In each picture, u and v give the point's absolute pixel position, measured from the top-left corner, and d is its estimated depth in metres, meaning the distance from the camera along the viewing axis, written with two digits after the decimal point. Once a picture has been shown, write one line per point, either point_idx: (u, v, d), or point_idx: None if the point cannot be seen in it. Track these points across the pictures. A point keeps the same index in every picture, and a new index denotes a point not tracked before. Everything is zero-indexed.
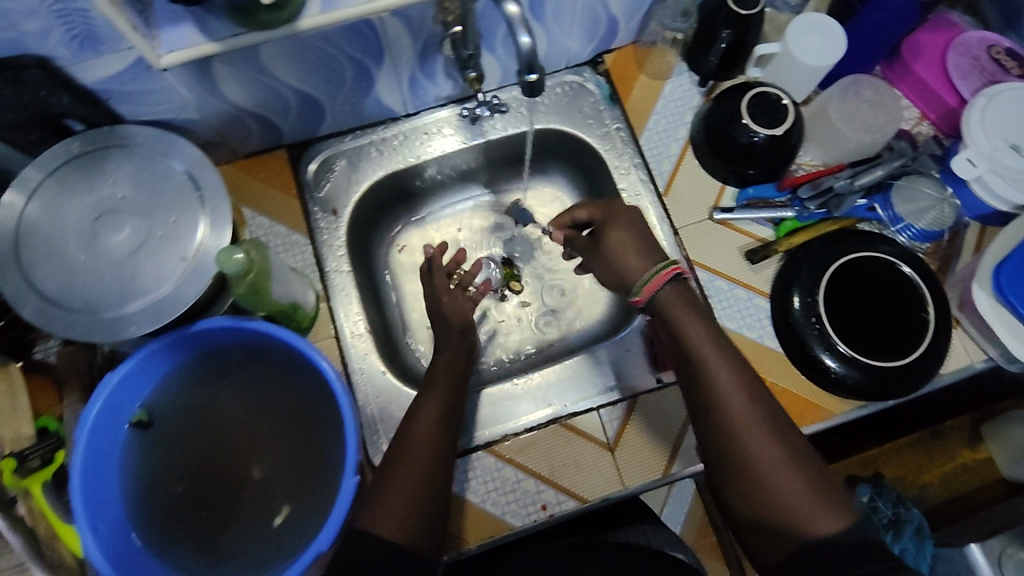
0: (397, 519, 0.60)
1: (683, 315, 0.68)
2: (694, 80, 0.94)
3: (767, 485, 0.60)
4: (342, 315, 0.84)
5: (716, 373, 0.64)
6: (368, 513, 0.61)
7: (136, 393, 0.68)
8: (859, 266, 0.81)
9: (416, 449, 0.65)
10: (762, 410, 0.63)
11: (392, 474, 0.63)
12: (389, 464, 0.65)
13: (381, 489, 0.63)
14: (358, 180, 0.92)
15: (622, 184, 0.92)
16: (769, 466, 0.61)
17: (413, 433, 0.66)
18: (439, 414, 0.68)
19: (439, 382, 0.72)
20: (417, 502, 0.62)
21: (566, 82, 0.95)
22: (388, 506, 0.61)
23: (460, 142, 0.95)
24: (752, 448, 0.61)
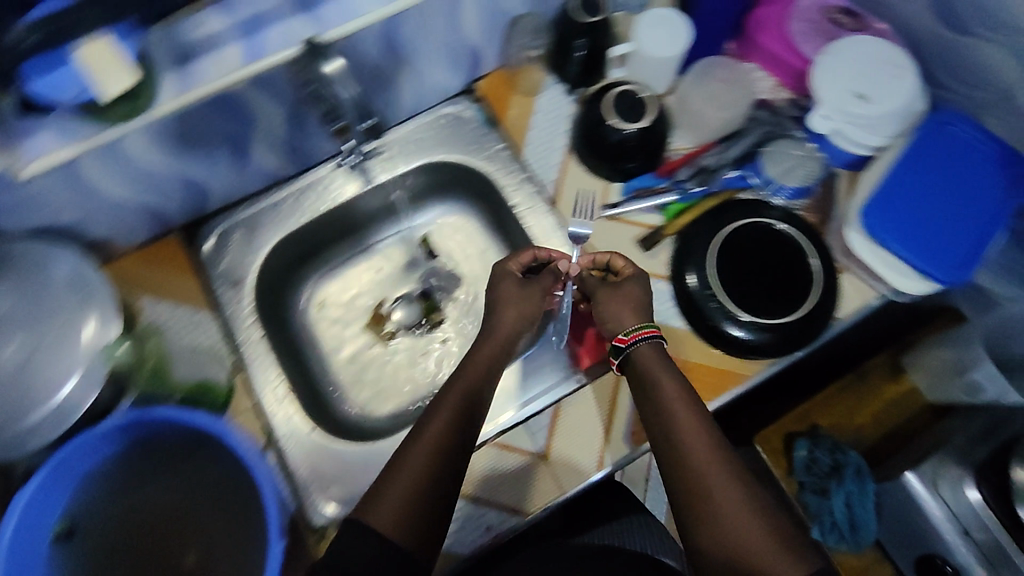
0: (394, 514, 0.61)
1: (663, 372, 0.71)
2: (564, 89, 0.97)
3: (738, 537, 0.59)
4: (261, 382, 0.85)
5: (683, 421, 0.67)
6: (367, 509, 0.62)
7: (52, 504, 0.66)
8: (744, 234, 0.85)
9: (426, 442, 0.66)
10: (724, 460, 0.64)
11: (400, 466, 0.64)
12: (392, 462, 0.66)
13: (382, 480, 0.64)
14: (257, 247, 0.92)
15: (515, 200, 0.94)
16: (738, 518, 0.60)
17: (428, 430, 0.67)
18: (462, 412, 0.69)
19: (471, 368, 0.74)
20: (419, 496, 0.63)
21: (444, 114, 0.98)
22: (389, 496, 0.62)
23: (356, 188, 0.96)
24: (717, 494, 0.62)
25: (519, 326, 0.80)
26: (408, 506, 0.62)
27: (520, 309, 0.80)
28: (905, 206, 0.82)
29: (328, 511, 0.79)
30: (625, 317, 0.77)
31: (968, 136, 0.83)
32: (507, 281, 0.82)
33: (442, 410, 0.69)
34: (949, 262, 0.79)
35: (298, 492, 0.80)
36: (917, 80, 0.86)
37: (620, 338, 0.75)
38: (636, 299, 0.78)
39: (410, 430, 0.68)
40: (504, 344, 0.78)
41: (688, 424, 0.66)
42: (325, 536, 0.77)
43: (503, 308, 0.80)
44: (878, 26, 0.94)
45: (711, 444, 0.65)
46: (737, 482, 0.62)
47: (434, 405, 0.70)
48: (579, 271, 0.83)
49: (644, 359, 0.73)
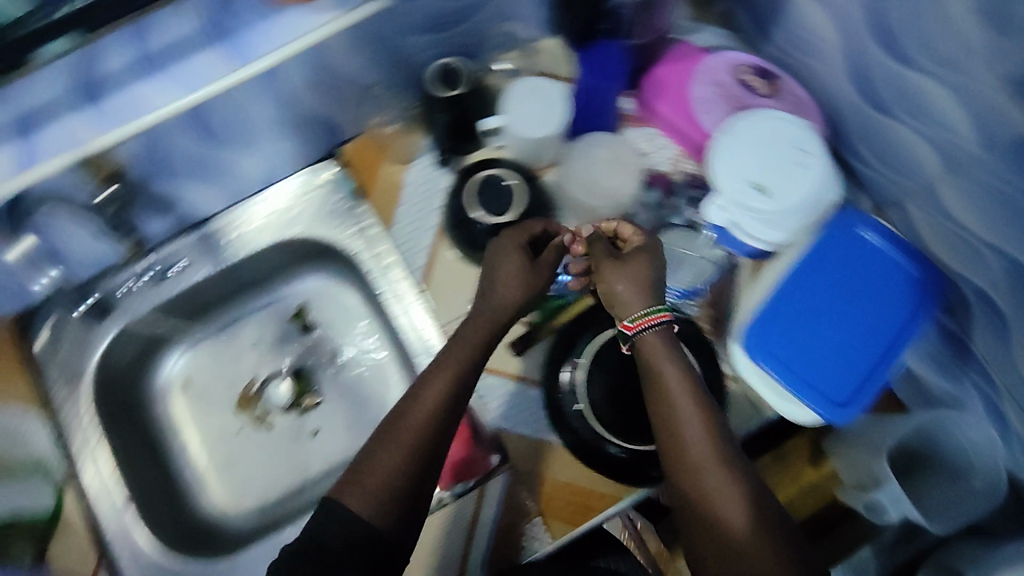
0: (371, 500, 0.59)
1: (665, 360, 0.65)
2: (436, 159, 0.87)
3: (745, 557, 0.56)
4: (94, 488, 0.80)
5: (687, 423, 0.61)
6: (346, 490, 0.60)
7: None
8: (618, 344, 0.78)
9: (415, 428, 0.63)
10: (737, 475, 0.59)
11: (380, 457, 0.61)
12: (381, 436, 0.63)
13: (359, 473, 0.61)
14: (98, 334, 0.85)
15: (381, 286, 0.87)
16: (749, 540, 0.56)
17: (412, 417, 0.63)
18: (445, 397, 0.65)
19: (471, 327, 0.69)
20: (404, 488, 0.60)
21: (306, 184, 0.90)
22: (371, 492, 0.59)
23: (209, 269, 0.88)
24: (722, 508, 0.58)
25: (521, 304, 0.71)
26: (384, 493, 0.60)
27: (522, 289, 0.71)
28: (794, 325, 0.73)
29: None
30: (632, 300, 0.67)
31: (870, 247, 0.75)
32: (509, 256, 0.71)
33: (423, 396, 0.65)
34: (835, 392, 0.71)
35: None
36: (827, 166, 0.76)
37: (625, 325, 0.67)
38: (640, 276, 0.68)
39: (398, 403, 0.65)
40: (496, 321, 0.70)
41: (693, 427, 0.61)
42: None
43: (503, 282, 0.70)
44: (796, 92, 0.82)
45: (719, 452, 0.60)
46: (740, 476, 0.59)
47: (423, 379, 0.66)
48: (589, 233, 0.74)
49: (648, 347, 0.66)
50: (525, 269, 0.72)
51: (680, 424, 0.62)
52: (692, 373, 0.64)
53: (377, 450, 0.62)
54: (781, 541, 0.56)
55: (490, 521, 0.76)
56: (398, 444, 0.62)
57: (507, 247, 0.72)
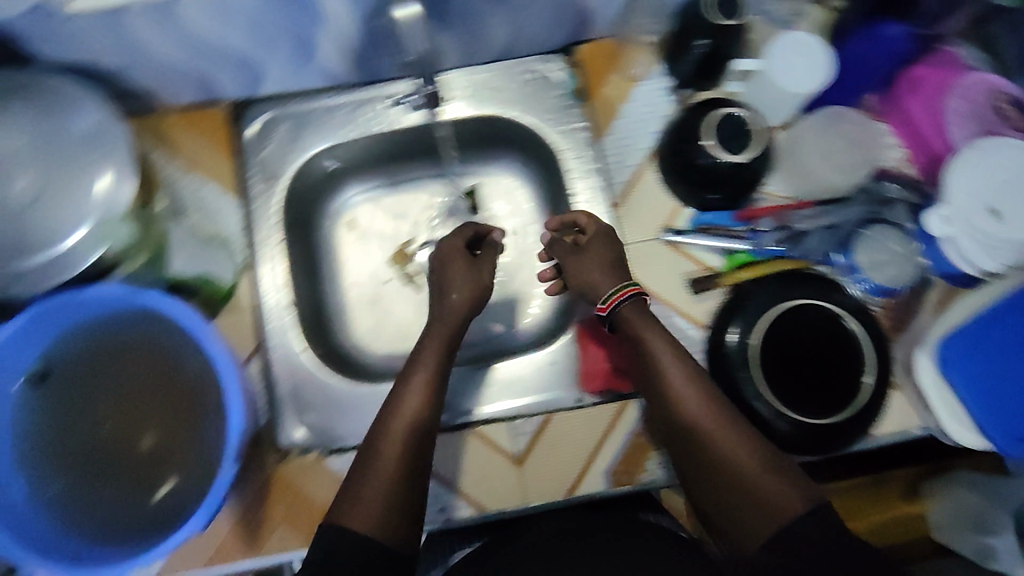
0: (370, 513, 0.58)
1: (643, 323, 0.71)
2: (669, 85, 0.86)
3: (764, 498, 0.58)
4: (266, 286, 0.82)
5: (680, 390, 0.65)
6: (342, 512, 0.58)
7: (32, 350, 0.67)
8: (800, 316, 0.76)
9: (394, 438, 0.64)
10: (734, 426, 0.62)
11: (371, 469, 0.61)
12: (365, 457, 0.63)
13: (359, 480, 0.61)
14: (301, 147, 0.87)
15: (575, 190, 0.86)
16: (758, 482, 0.59)
17: (385, 441, 0.64)
18: (421, 407, 0.67)
19: (428, 348, 0.73)
20: (399, 484, 0.61)
21: (532, 70, 0.88)
22: (371, 500, 0.59)
23: (420, 119, 0.89)
24: (728, 458, 0.61)
25: (472, 306, 0.78)
26: (384, 507, 0.59)
27: (474, 292, 0.78)
28: (997, 353, 0.73)
29: (297, 435, 0.79)
30: (603, 283, 0.75)
31: None
32: (462, 273, 0.79)
33: (403, 402, 0.67)
34: (1014, 426, 0.71)
35: (271, 406, 0.79)
36: None
37: (600, 308, 0.74)
38: (600, 257, 0.77)
39: (367, 436, 0.65)
40: (453, 325, 0.76)
41: (687, 394, 0.65)
42: (285, 458, 0.77)
43: (458, 290, 0.78)
44: None
45: (708, 407, 0.64)
46: (742, 426, 0.62)
47: (389, 407, 0.67)
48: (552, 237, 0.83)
49: (630, 318, 0.71)
50: (469, 269, 0.81)
51: (676, 395, 0.65)
52: (677, 347, 0.68)
53: (371, 456, 0.63)
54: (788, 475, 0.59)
55: (623, 439, 0.78)
56: (386, 460, 0.62)
57: (452, 256, 0.81)
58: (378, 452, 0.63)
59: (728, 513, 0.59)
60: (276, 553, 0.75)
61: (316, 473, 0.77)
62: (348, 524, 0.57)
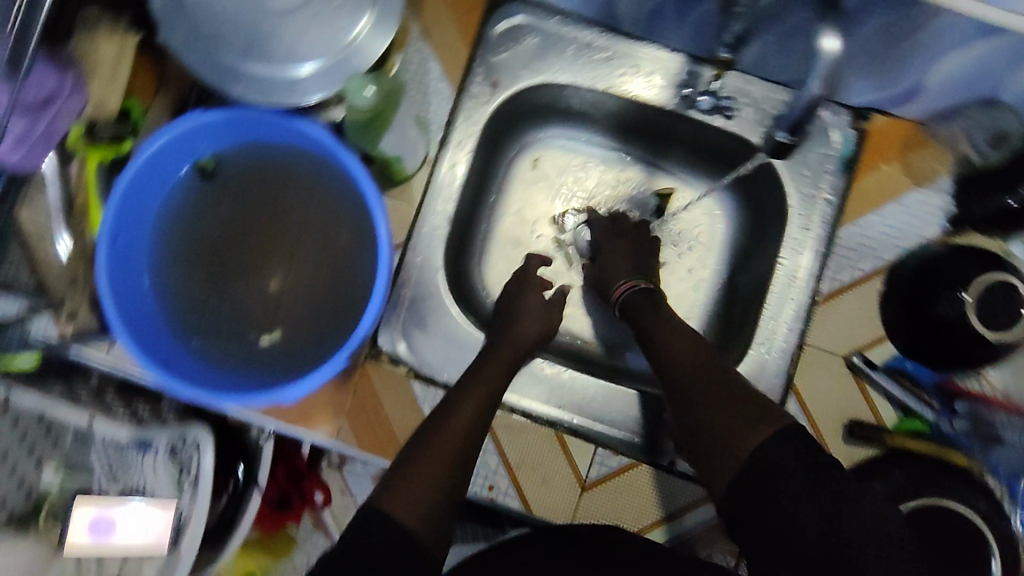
0: (411, 503, 0.57)
1: (648, 312, 0.74)
2: (948, 208, 0.73)
3: (736, 441, 0.58)
4: (437, 188, 0.77)
5: (669, 351, 0.68)
6: (384, 497, 0.58)
7: (215, 141, 0.66)
8: (943, 517, 0.65)
9: (448, 437, 0.62)
10: (711, 378, 0.64)
11: (418, 458, 0.61)
12: (414, 447, 0.62)
13: (406, 467, 0.60)
14: (536, 69, 0.78)
15: (783, 259, 0.76)
16: (739, 425, 0.59)
17: (440, 433, 0.63)
18: (479, 412, 0.65)
19: (501, 350, 0.72)
20: (439, 485, 0.60)
21: (814, 114, 0.76)
22: (413, 492, 0.58)
23: (658, 100, 0.78)
24: (704, 407, 0.62)
25: (539, 339, 0.76)
26: (425, 497, 0.59)
27: (543, 324, 0.77)
28: None
29: (396, 345, 0.77)
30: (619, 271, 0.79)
31: None
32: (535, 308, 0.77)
33: (457, 404, 0.65)
34: None
35: (386, 304, 0.77)
36: None
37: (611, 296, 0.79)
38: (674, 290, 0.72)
39: (420, 428, 0.64)
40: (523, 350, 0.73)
41: (676, 352, 0.68)
42: (377, 360, 0.76)
43: (526, 319, 0.76)
44: None
45: (696, 360, 0.66)
46: (713, 377, 0.64)
47: (446, 407, 0.65)
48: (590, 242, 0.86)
49: (635, 302, 0.76)
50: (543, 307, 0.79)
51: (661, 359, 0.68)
52: (701, 352, 0.67)
53: (423, 448, 0.62)
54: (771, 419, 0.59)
55: (691, 525, 0.73)
56: (432, 455, 0.61)
57: (529, 286, 0.80)
58: (427, 447, 0.62)
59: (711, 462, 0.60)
60: (327, 438, 0.74)
61: (396, 388, 0.75)
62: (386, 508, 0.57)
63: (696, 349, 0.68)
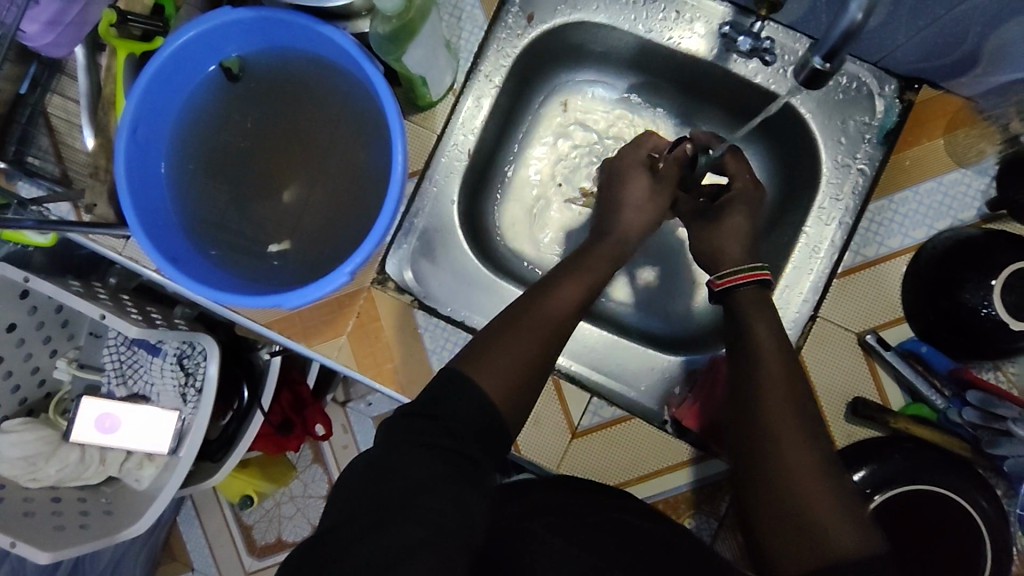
0: (495, 374, 0.55)
1: (759, 310, 0.61)
2: (987, 192, 0.70)
3: (805, 512, 0.49)
4: (461, 119, 0.76)
5: (765, 367, 0.57)
6: (472, 362, 0.55)
7: (243, 42, 0.65)
8: (930, 502, 0.67)
9: (539, 324, 0.59)
10: (804, 431, 0.53)
11: (513, 331, 0.58)
12: (502, 322, 0.59)
13: (497, 340, 0.58)
14: (575, 5, 0.75)
15: (808, 227, 0.74)
16: (817, 498, 0.50)
17: (537, 310, 0.60)
18: (576, 297, 0.62)
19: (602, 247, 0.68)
20: (528, 361, 0.57)
21: (858, 79, 0.73)
22: (500, 366, 0.56)
23: (699, 51, 0.75)
24: (787, 458, 0.51)
25: (642, 231, 0.71)
26: (512, 369, 0.56)
27: (649, 213, 0.71)
28: None
29: (403, 273, 0.76)
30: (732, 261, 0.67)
31: None
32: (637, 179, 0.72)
33: (559, 285, 0.63)
34: None
35: (398, 231, 0.76)
36: None
37: (713, 282, 0.65)
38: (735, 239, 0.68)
39: (514, 305, 0.61)
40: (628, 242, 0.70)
41: (772, 373, 0.56)
42: (383, 286, 0.76)
43: (633, 207, 0.71)
44: None
45: (787, 392, 0.55)
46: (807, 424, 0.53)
47: (545, 289, 0.62)
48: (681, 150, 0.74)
49: (745, 301, 0.62)
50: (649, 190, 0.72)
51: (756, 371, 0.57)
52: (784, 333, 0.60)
53: (518, 322, 0.59)
54: (853, 511, 0.49)
55: (678, 486, 0.72)
56: (526, 330, 0.58)
57: (630, 169, 0.73)
58: (521, 325, 0.59)
59: (767, 520, 0.51)
60: (327, 355, 0.75)
61: (399, 314, 0.75)
62: (473, 375, 0.55)
63: (793, 384, 0.56)
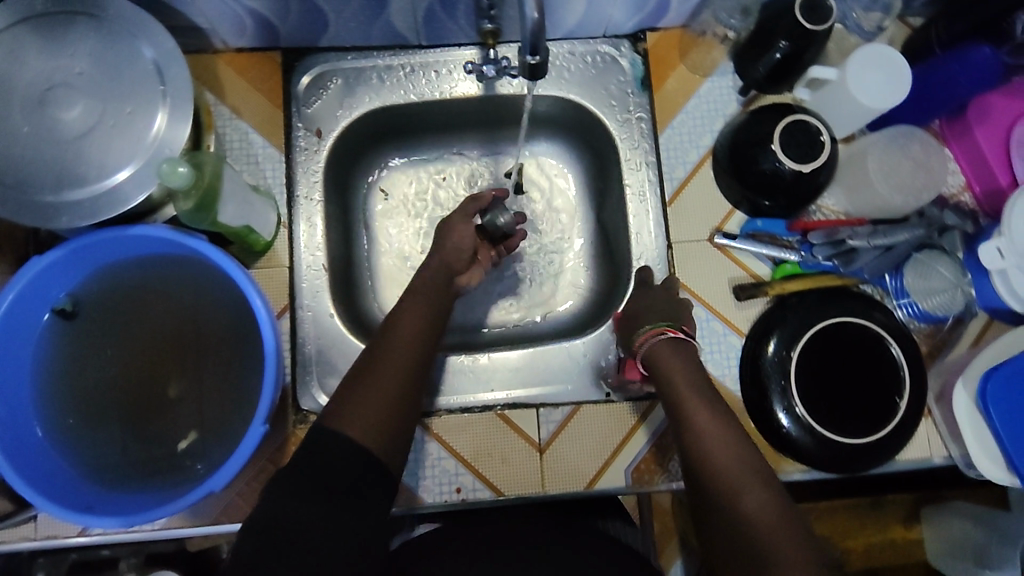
0: (359, 419, 0.56)
1: (676, 365, 0.66)
2: (736, 85, 0.84)
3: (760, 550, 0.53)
4: (302, 244, 0.80)
5: (698, 426, 0.61)
6: (334, 415, 0.56)
7: (63, 281, 0.66)
8: (833, 334, 0.75)
9: (385, 376, 0.59)
10: (749, 469, 0.58)
11: (373, 371, 0.60)
12: (358, 370, 0.60)
13: (352, 397, 0.58)
14: (351, 104, 0.83)
15: (627, 180, 0.84)
16: (767, 531, 0.54)
17: (390, 351, 0.62)
18: (422, 332, 0.65)
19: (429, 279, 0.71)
20: (387, 401, 0.58)
21: (599, 52, 0.86)
22: (364, 411, 0.56)
23: (470, 90, 0.85)
24: (734, 505, 0.56)
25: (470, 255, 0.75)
26: (377, 411, 0.57)
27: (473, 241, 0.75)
28: None
29: (318, 400, 0.78)
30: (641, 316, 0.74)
31: None
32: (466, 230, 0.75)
33: (406, 326, 0.65)
34: None
35: (297, 367, 0.78)
36: None
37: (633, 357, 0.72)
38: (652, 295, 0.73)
39: (369, 349, 0.63)
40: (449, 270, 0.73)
41: (702, 427, 0.61)
42: (305, 421, 0.77)
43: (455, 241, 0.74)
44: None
45: (730, 446, 0.60)
46: (748, 459, 0.59)
47: (393, 327, 0.65)
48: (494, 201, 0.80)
49: (664, 359, 0.67)
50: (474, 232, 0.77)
51: (693, 433, 0.62)
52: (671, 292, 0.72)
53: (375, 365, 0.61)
54: (799, 533, 0.54)
55: (648, 439, 0.77)
56: (383, 368, 0.60)
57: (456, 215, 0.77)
58: (377, 368, 0.60)
59: (721, 549, 0.56)
60: None
61: None
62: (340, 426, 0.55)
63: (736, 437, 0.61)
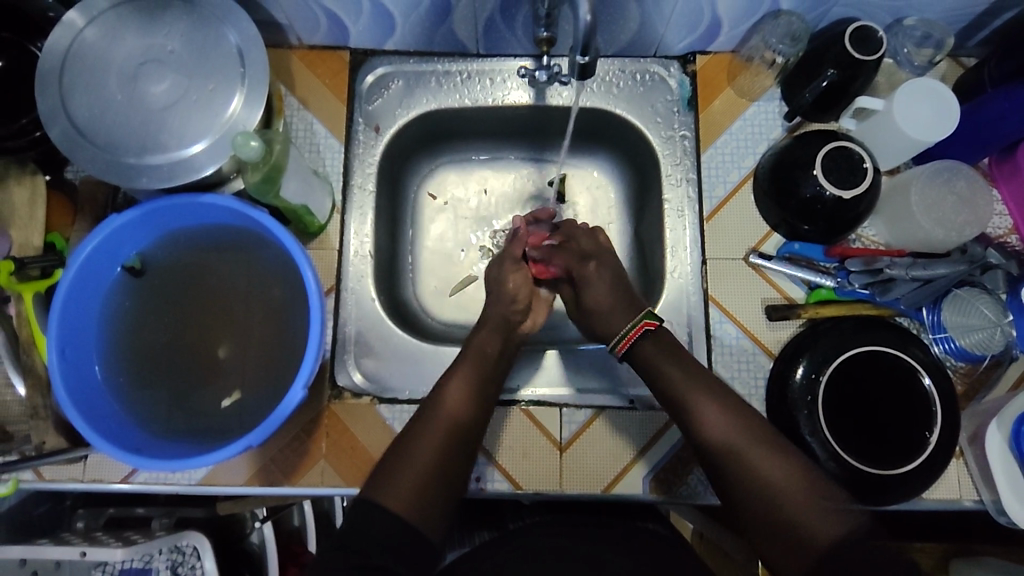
0: (402, 492, 0.59)
1: (666, 362, 0.68)
2: (783, 110, 0.86)
3: (788, 520, 0.57)
4: (352, 231, 0.84)
5: (699, 410, 0.64)
6: (378, 490, 0.59)
7: (135, 240, 0.72)
8: (865, 362, 0.75)
9: (426, 450, 0.62)
10: (758, 443, 0.61)
11: (414, 443, 0.63)
12: (406, 438, 0.64)
13: (394, 467, 0.61)
14: (409, 104, 0.88)
15: (667, 196, 0.86)
16: (799, 505, 0.57)
17: (432, 417, 0.65)
18: (465, 393, 0.67)
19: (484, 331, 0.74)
20: (427, 467, 0.61)
21: (648, 72, 0.89)
22: (405, 483, 0.60)
23: (523, 99, 0.88)
24: (758, 482, 0.59)
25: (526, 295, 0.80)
26: (417, 483, 0.60)
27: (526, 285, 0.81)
28: None
29: (353, 377, 0.81)
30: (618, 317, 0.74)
31: None
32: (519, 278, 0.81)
33: (447, 383, 0.68)
34: None
35: (336, 344, 0.82)
36: None
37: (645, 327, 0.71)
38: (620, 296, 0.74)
39: (416, 414, 0.67)
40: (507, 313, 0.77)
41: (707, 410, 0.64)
42: (340, 397, 0.80)
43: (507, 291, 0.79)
44: None
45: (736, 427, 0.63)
46: (754, 436, 0.62)
47: (440, 386, 0.68)
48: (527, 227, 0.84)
49: (647, 355, 0.70)
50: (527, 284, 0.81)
51: (697, 415, 0.64)
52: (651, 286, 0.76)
53: (420, 431, 0.64)
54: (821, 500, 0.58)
55: (667, 449, 0.77)
56: (426, 437, 0.64)
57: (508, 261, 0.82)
58: (419, 436, 0.64)
59: (753, 522, 0.60)
60: (314, 485, 0.77)
61: (365, 416, 0.79)
62: (383, 500, 0.58)
63: (790, 466, 0.60)
